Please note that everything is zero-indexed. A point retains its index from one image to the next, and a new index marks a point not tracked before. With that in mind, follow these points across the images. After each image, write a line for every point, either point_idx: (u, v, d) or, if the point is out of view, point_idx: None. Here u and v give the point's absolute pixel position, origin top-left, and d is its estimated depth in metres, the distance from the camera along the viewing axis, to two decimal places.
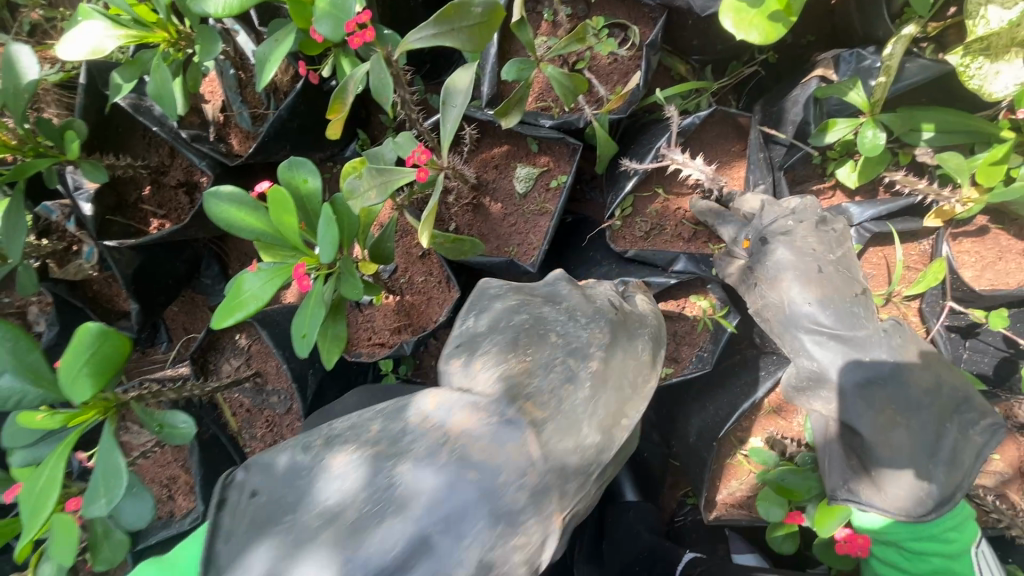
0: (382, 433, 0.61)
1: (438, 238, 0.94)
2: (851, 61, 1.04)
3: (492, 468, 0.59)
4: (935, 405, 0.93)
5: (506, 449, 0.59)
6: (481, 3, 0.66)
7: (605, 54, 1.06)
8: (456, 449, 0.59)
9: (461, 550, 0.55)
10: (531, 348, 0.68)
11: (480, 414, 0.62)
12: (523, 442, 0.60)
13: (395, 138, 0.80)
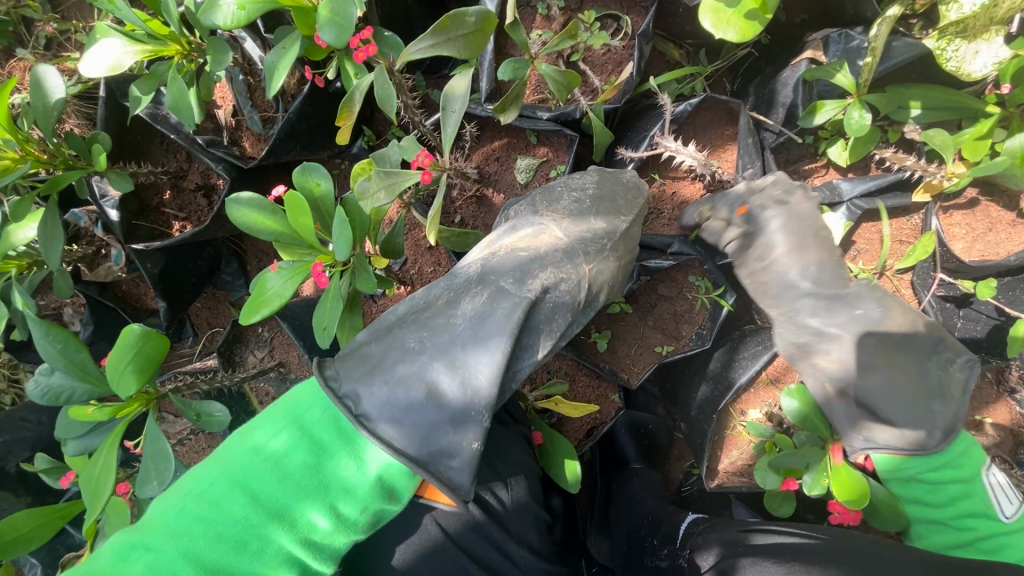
0: (443, 281, 0.92)
1: (444, 233, 1.03)
2: (839, 42, 1.06)
3: (525, 245, 0.90)
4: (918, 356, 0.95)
5: (540, 238, 0.92)
6: (474, 13, 0.70)
7: (598, 44, 1.10)
8: (496, 253, 0.91)
9: (525, 281, 0.84)
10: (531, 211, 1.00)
11: (516, 233, 0.95)
12: (551, 234, 0.93)
13: (399, 142, 0.85)
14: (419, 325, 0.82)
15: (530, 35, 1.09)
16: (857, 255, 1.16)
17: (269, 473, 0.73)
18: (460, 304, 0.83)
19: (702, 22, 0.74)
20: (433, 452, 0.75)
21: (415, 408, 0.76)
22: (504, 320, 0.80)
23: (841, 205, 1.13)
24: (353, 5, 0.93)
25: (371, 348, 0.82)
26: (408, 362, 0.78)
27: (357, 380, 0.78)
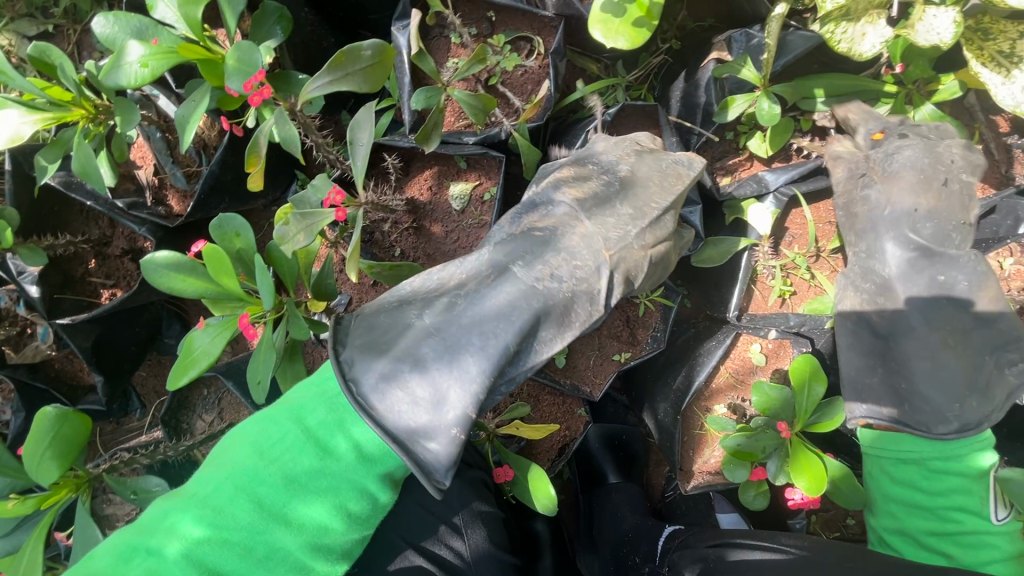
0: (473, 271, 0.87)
1: (376, 268, 0.96)
2: (742, 41, 1.09)
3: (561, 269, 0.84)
4: (898, 370, 1.02)
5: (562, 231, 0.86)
6: (368, 47, 0.70)
7: (513, 66, 1.12)
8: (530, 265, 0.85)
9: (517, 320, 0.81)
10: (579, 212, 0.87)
11: (533, 211, 0.92)
12: (568, 217, 0.88)
13: (310, 182, 0.83)
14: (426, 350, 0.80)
15: (445, 64, 1.10)
16: (792, 241, 1.19)
17: (315, 451, 0.75)
18: (455, 306, 0.83)
19: (591, 34, 0.69)
20: (409, 430, 0.76)
21: (423, 409, 0.77)
22: (486, 347, 0.80)
23: (768, 195, 1.14)
24: (258, 50, 0.93)
25: (375, 327, 0.83)
26: (412, 339, 0.80)
27: (360, 361, 0.79)
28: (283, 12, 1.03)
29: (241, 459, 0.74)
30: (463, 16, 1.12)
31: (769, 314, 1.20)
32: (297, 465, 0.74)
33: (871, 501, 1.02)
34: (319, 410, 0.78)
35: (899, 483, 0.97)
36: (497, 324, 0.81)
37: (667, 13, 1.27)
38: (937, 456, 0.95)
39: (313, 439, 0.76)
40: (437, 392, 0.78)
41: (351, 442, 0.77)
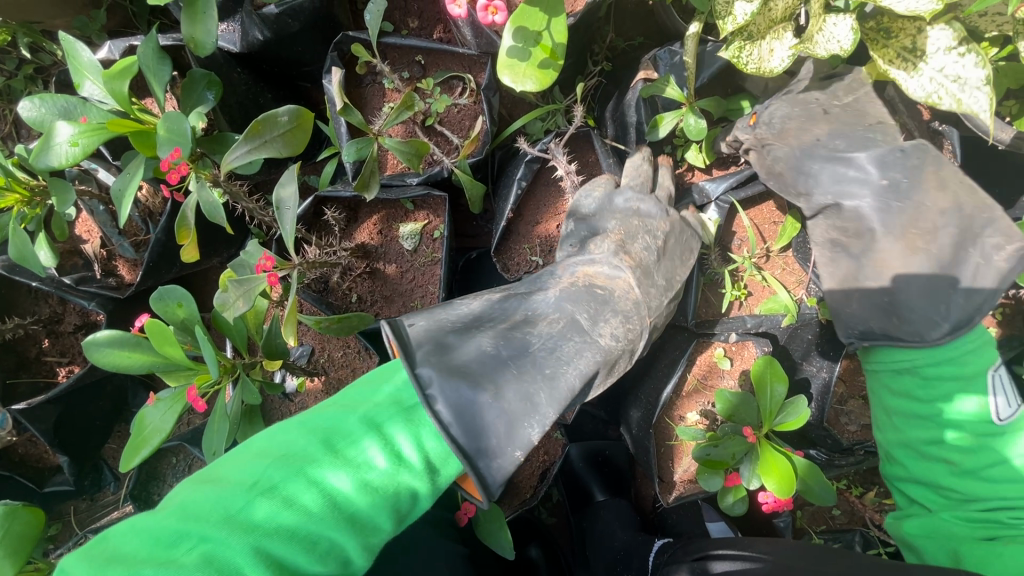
0: (532, 306, 0.82)
1: (323, 323, 0.91)
2: (666, 59, 1.13)
3: (619, 321, 0.84)
4: (887, 307, 0.92)
5: (616, 282, 0.89)
6: (285, 113, 0.71)
7: (449, 106, 1.14)
8: (593, 311, 0.83)
9: (586, 358, 0.78)
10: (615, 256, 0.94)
11: (589, 265, 0.92)
12: (624, 279, 0.90)
13: (244, 249, 0.83)
14: (516, 369, 0.72)
15: (380, 110, 1.12)
16: (742, 245, 1.21)
17: (338, 474, 0.59)
18: (536, 341, 0.77)
19: (500, 80, 0.71)
20: (489, 454, 0.66)
21: (507, 429, 0.68)
22: (557, 393, 0.73)
23: (710, 204, 1.17)
24: (186, 119, 0.93)
25: (461, 347, 0.73)
26: (490, 369, 0.71)
27: (443, 379, 0.68)
28: (211, 77, 1.05)
29: (308, 451, 0.60)
30: (392, 62, 1.14)
31: (725, 319, 1.22)
32: (306, 486, 0.58)
33: (877, 421, 0.96)
34: (392, 420, 0.65)
35: (898, 391, 0.92)
36: (564, 361, 0.76)
37: (596, 36, 1.30)
38: (903, 355, 0.90)
39: (331, 452, 0.61)
40: (536, 408, 0.70)
41: (376, 462, 0.61)
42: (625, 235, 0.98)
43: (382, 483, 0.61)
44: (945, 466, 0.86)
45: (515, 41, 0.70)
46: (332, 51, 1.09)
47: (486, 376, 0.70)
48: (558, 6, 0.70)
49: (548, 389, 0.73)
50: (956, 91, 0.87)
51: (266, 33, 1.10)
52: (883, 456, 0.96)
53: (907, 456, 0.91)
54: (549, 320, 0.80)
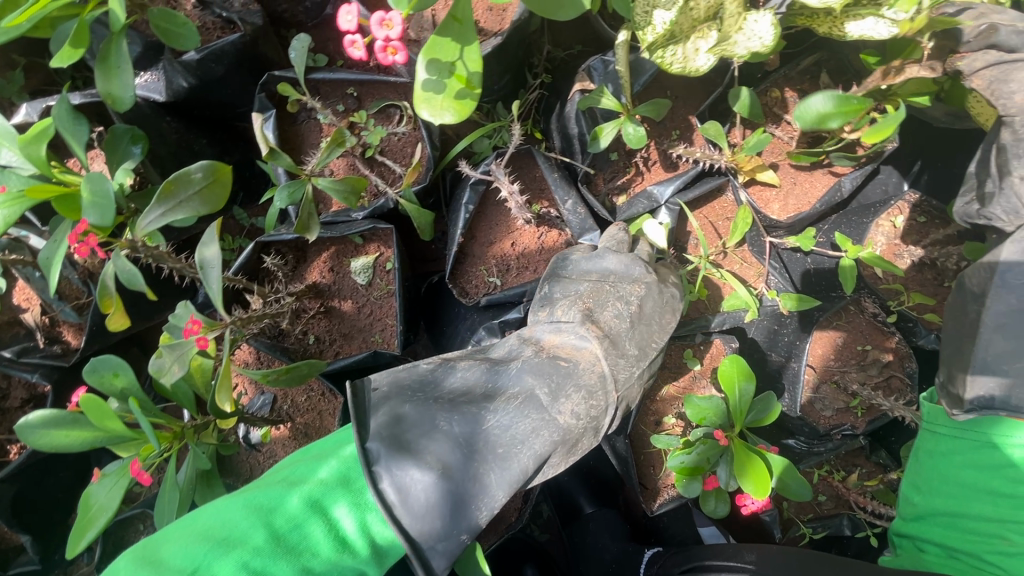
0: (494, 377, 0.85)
1: (271, 376, 0.88)
2: (600, 68, 1.12)
3: (577, 397, 0.84)
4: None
5: (579, 354, 0.89)
6: (198, 171, 0.68)
7: (389, 135, 1.12)
8: (552, 385, 0.84)
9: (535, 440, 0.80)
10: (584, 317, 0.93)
11: (557, 335, 0.92)
12: (590, 350, 0.90)
13: (173, 312, 0.78)
14: (460, 445, 0.76)
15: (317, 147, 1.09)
16: (698, 244, 1.21)
17: (273, 548, 0.65)
18: (497, 419, 0.79)
19: (418, 114, 0.69)
20: (424, 534, 0.70)
21: (443, 508, 0.72)
22: (507, 474, 0.77)
23: (660, 208, 1.17)
24: (107, 179, 0.89)
25: (427, 418, 0.77)
26: (442, 445, 0.75)
27: (390, 457, 0.73)
28: (135, 130, 1.01)
29: (250, 535, 0.65)
30: (325, 97, 1.12)
31: (690, 320, 1.22)
32: (238, 561, 0.63)
33: (917, 479, 0.90)
34: (340, 503, 0.71)
35: (959, 463, 0.84)
36: (512, 438, 0.78)
37: (533, 49, 1.29)
38: (1002, 432, 0.80)
39: (269, 527, 0.66)
40: (473, 485, 0.74)
41: (307, 535, 0.67)
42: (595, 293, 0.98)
43: (313, 558, 0.67)
44: (971, 553, 0.82)
45: (429, 75, 0.68)
46: (259, 93, 1.06)
47: (431, 449, 0.74)
48: (470, 35, 0.68)
49: (493, 470, 0.76)
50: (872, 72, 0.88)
51: (190, 79, 1.08)
52: (907, 510, 0.92)
53: (938, 521, 0.87)
54: (506, 395, 0.82)
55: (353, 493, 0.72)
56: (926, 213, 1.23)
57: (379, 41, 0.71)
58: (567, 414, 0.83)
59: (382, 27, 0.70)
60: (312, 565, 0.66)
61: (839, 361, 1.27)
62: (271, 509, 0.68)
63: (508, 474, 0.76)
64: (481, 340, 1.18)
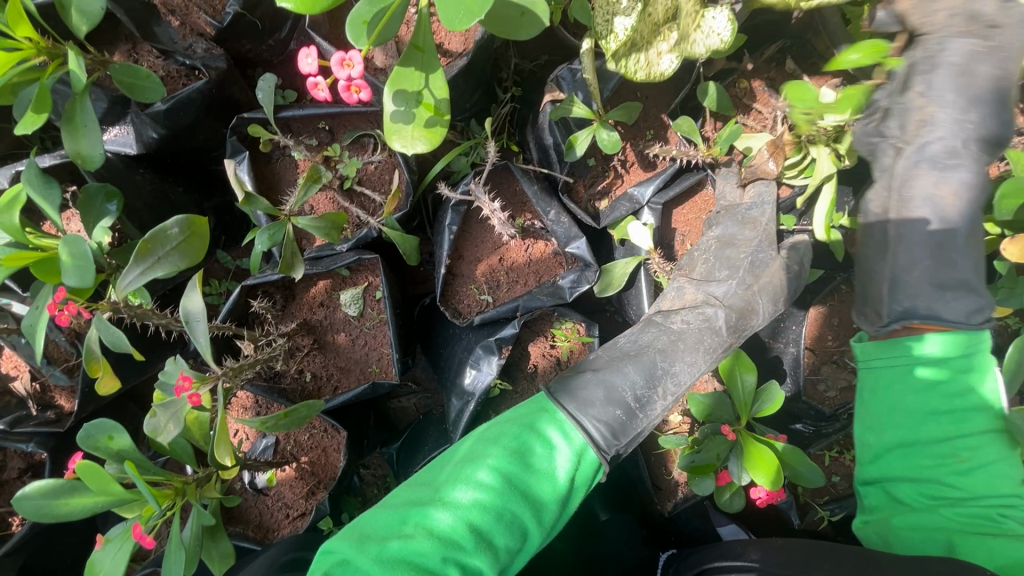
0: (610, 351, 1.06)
1: (269, 423, 0.86)
2: (568, 77, 1.12)
3: (708, 343, 1.05)
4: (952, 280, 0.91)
5: (698, 313, 1.08)
6: (173, 226, 0.67)
7: (365, 165, 1.12)
8: (670, 350, 1.03)
9: (673, 367, 1.02)
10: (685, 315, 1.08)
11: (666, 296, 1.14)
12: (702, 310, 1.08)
13: (159, 370, 0.76)
14: (607, 383, 0.97)
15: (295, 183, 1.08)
16: (686, 239, 1.21)
17: (473, 478, 0.80)
18: (597, 375, 0.99)
19: (391, 146, 0.69)
20: (599, 430, 0.92)
21: (601, 428, 0.92)
22: (631, 408, 0.97)
23: (643, 209, 1.17)
24: (85, 239, 0.87)
25: (574, 383, 0.97)
26: (595, 389, 0.96)
27: (564, 386, 0.96)
28: (107, 187, 1.00)
29: (459, 472, 0.82)
30: (297, 133, 1.11)
31: None
32: (442, 497, 0.79)
33: (868, 420, 0.92)
34: (511, 463, 0.82)
35: (903, 391, 0.89)
36: (659, 370, 1.01)
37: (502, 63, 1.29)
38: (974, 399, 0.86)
39: (465, 466, 0.83)
40: (623, 406, 0.96)
41: (502, 465, 0.81)
42: (696, 327, 1.06)
43: (508, 486, 0.80)
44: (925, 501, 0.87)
45: (398, 103, 0.68)
46: (230, 137, 1.06)
47: (585, 387, 0.96)
48: (434, 63, 0.69)
49: (659, 376, 1.00)
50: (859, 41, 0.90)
51: (160, 129, 1.07)
52: (864, 452, 0.93)
53: (894, 458, 0.89)
54: (636, 357, 1.02)
55: (529, 431, 0.86)
56: None
57: (344, 80, 0.72)
58: (705, 343, 1.05)
59: (343, 66, 0.71)
60: (510, 489, 0.80)
61: (839, 340, 1.27)
62: (470, 454, 0.84)
63: (638, 413, 0.97)
64: (479, 359, 1.17)
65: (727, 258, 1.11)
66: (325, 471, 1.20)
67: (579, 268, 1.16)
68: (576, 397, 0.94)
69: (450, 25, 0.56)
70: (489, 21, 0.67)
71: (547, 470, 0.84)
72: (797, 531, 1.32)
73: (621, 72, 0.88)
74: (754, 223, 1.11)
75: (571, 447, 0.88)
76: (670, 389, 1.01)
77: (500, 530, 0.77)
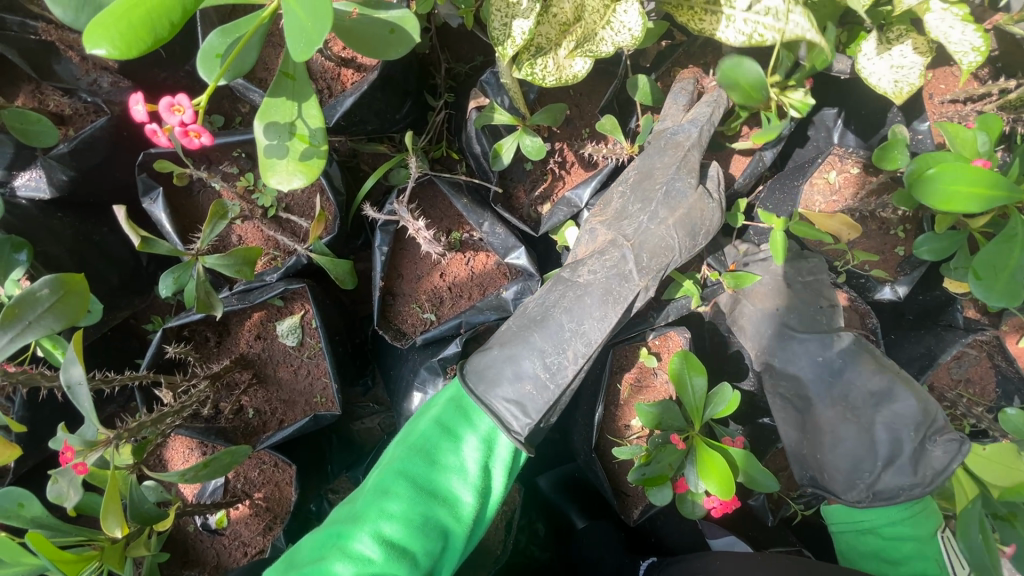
0: (519, 310, 1.00)
1: (188, 473, 0.83)
2: (493, 81, 1.07)
3: (617, 286, 0.98)
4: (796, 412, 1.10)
5: (608, 250, 1.00)
6: (41, 288, 0.63)
7: (287, 191, 1.07)
8: (577, 304, 0.97)
9: (583, 323, 0.96)
10: (594, 261, 1.00)
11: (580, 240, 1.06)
12: (614, 248, 1.00)
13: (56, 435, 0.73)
14: (513, 354, 0.95)
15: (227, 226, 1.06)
16: None
17: (381, 489, 0.83)
18: (498, 354, 0.95)
19: (269, 181, 0.66)
20: (507, 406, 0.91)
21: (509, 403, 0.91)
22: (540, 378, 0.93)
23: (582, 213, 1.12)
24: None
25: (479, 361, 0.95)
26: (502, 365, 0.94)
27: (469, 366, 0.94)
28: (14, 237, 0.95)
29: (370, 485, 0.85)
30: (210, 163, 1.06)
31: (637, 319, 1.16)
32: (355, 512, 0.82)
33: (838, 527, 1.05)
34: (417, 464, 0.85)
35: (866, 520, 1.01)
36: (569, 330, 0.96)
37: (431, 69, 1.24)
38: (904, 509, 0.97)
39: (375, 478, 0.86)
40: (530, 377, 0.93)
41: (407, 471, 0.84)
42: (606, 272, 0.99)
43: (417, 490, 0.84)
44: (873, 547, 1.00)
45: (271, 135, 0.65)
46: (140, 174, 1.01)
47: (491, 360, 0.95)
48: (306, 92, 0.66)
49: (567, 339, 0.95)
50: (773, 22, 0.85)
51: (70, 171, 1.03)
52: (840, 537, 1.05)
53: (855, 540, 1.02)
54: (543, 316, 0.97)
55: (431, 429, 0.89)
56: (858, 162, 1.16)
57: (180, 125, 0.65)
58: (616, 285, 0.98)
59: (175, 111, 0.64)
60: (420, 491, 0.84)
61: None
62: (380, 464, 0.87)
63: (549, 381, 0.93)
64: (425, 381, 1.14)
65: (641, 192, 1.03)
66: (278, 505, 1.17)
67: (521, 279, 1.11)
68: (481, 377, 0.93)
69: (294, 54, 0.54)
70: (355, 47, 0.67)
71: (455, 465, 0.87)
72: (772, 527, 1.28)
73: (524, 77, 0.85)
74: (677, 148, 1.03)
75: (477, 438, 0.89)
76: (581, 350, 0.95)
77: (415, 534, 0.81)
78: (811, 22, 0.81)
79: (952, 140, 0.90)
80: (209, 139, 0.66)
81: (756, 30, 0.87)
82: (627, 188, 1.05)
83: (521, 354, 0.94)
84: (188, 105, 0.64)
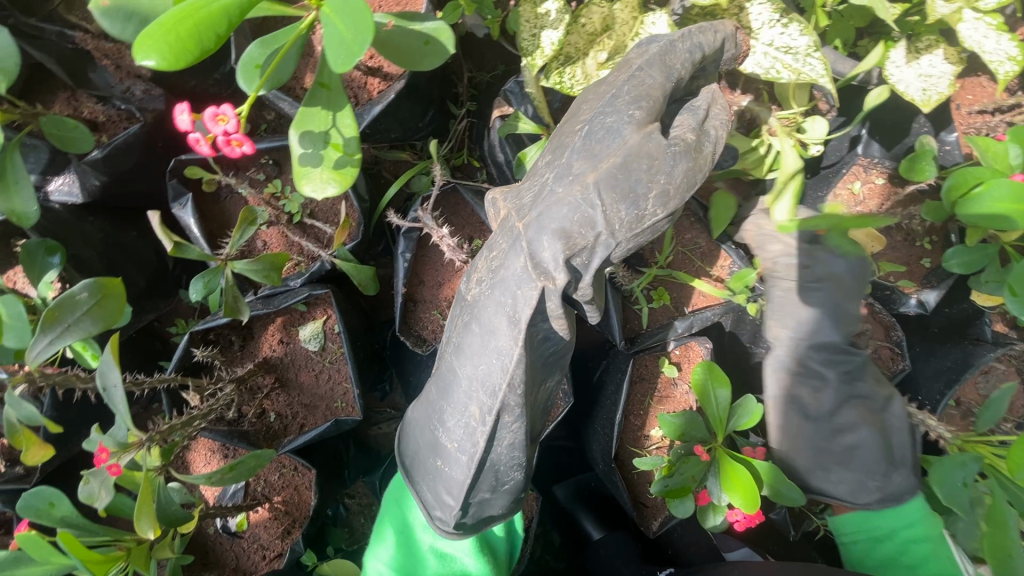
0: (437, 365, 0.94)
1: (214, 477, 0.83)
2: (517, 90, 1.08)
3: (505, 312, 0.78)
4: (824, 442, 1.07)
5: (504, 250, 0.79)
6: (80, 292, 0.65)
7: (313, 198, 1.08)
8: (465, 350, 0.84)
9: (477, 372, 0.83)
10: (480, 273, 0.82)
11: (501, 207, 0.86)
12: (499, 246, 0.81)
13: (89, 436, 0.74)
14: (431, 423, 0.93)
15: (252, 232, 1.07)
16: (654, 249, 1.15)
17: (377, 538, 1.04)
18: (419, 417, 0.97)
19: (302, 189, 0.67)
20: (438, 481, 0.93)
21: (438, 479, 0.93)
22: (450, 450, 0.89)
23: None
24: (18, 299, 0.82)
25: (413, 432, 0.98)
26: (426, 434, 0.94)
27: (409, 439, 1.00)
28: (48, 240, 0.97)
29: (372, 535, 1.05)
30: (236, 170, 1.07)
31: (658, 327, 1.15)
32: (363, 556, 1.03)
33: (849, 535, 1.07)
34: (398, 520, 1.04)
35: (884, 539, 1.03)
36: (465, 377, 0.84)
37: (454, 78, 1.25)
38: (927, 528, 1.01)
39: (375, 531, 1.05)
40: (444, 449, 0.91)
41: (392, 528, 1.03)
42: (495, 288, 0.79)
43: (403, 545, 1.01)
44: (892, 555, 1.02)
45: (306, 144, 0.67)
46: (171, 180, 1.03)
47: (418, 434, 0.96)
48: (341, 100, 0.67)
49: (459, 390, 0.86)
50: (791, 62, 0.88)
51: (103, 176, 1.05)
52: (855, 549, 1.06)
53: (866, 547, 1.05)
54: (446, 369, 0.89)
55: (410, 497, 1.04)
56: (883, 173, 1.15)
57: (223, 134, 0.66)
58: (506, 304, 0.78)
59: (218, 121, 0.65)
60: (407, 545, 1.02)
61: None
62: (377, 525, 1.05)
63: (458, 450, 0.88)
64: None
65: (561, 140, 0.82)
66: (297, 508, 1.17)
67: None
68: (420, 449, 0.96)
69: (334, 66, 0.54)
70: (390, 56, 0.69)
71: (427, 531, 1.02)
72: (794, 542, 1.26)
73: (555, 87, 0.86)
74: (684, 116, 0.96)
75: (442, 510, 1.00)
76: (484, 404, 0.82)
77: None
78: (827, 70, 0.86)
79: (983, 153, 0.89)
80: (250, 147, 0.68)
81: (774, 68, 0.89)
82: (550, 144, 0.85)
83: (437, 412, 0.90)
84: (232, 115, 0.65)
